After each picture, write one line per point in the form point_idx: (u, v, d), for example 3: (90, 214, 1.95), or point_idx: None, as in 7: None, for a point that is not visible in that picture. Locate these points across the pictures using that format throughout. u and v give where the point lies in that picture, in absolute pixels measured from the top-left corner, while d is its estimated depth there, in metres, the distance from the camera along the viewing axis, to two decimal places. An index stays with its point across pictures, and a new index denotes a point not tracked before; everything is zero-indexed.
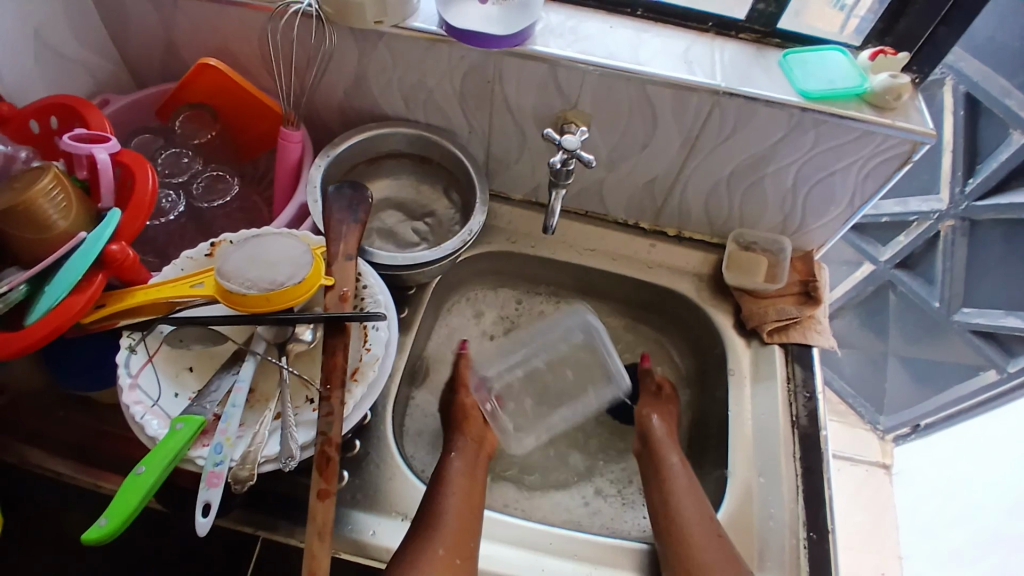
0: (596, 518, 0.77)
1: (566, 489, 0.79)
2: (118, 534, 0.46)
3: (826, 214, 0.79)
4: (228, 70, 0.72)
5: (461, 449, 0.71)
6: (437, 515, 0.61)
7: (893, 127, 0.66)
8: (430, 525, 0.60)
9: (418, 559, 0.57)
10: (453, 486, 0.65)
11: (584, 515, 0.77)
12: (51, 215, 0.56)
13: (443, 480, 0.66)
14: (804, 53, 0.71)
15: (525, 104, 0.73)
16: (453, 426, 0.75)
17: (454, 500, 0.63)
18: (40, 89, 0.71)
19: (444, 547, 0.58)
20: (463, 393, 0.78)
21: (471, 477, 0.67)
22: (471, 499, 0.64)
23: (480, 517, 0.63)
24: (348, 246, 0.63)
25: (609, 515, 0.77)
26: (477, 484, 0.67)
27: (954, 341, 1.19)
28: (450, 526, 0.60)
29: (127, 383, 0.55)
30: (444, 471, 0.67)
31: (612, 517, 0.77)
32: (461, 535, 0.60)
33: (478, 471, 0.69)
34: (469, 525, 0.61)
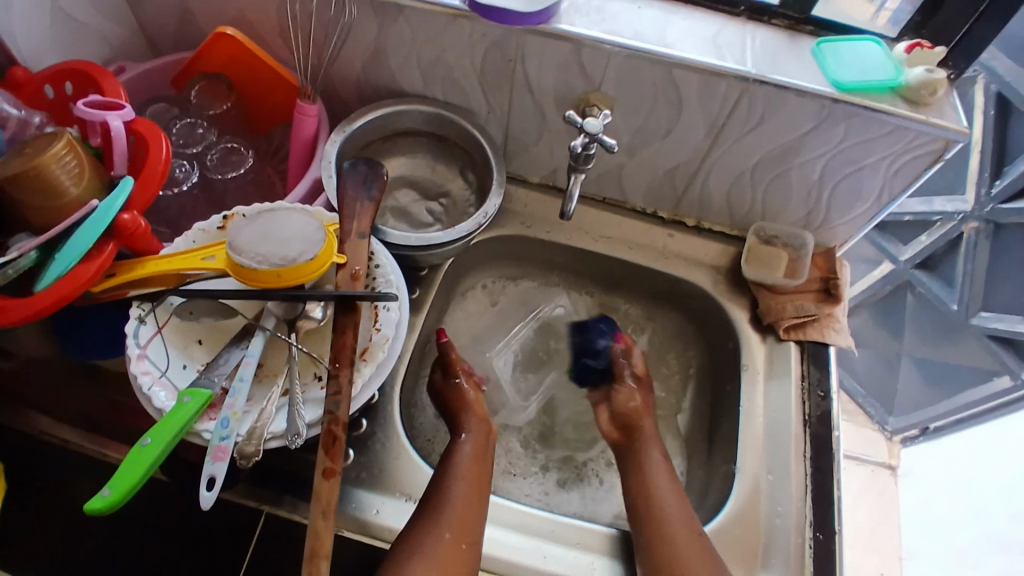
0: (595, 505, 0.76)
1: (572, 470, 0.79)
2: (122, 504, 0.46)
3: (851, 210, 0.77)
4: (245, 40, 0.71)
5: (468, 430, 0.69)
6: (441, 500, 0.60)
7: (927, 124, 0.63)
8: (437, 509, 0.59)
9: (422, 543, 0.57)
10: (462, 472, 0.64)
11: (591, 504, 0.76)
12: (62, 181, 0.56)
13: (452, 462, 0.65)
14: (838, 41, 0.69)
15: (546, 84, 0.71)
16: (452, 409, 0.72)
17: (462, 486, 0.62)
18: (54, 56, 0.70)
19: (451, 532, 0.58)
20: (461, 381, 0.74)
21: (479, 461, 0.66)
22: (478, 483, 0.63)
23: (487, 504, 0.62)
24: (362, 225, 0.62)
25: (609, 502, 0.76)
26: (484, 468, 0.66)
27: (970, 344, 1.17)
28: (456, 511, 0.60)
29: (136, 353, 0.55)
30: (452, 453, 0.66)
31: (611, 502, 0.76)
32: (466, 520, 0.59)
33: (487, 455, 0.68)
34: (476, 511, 0.61)
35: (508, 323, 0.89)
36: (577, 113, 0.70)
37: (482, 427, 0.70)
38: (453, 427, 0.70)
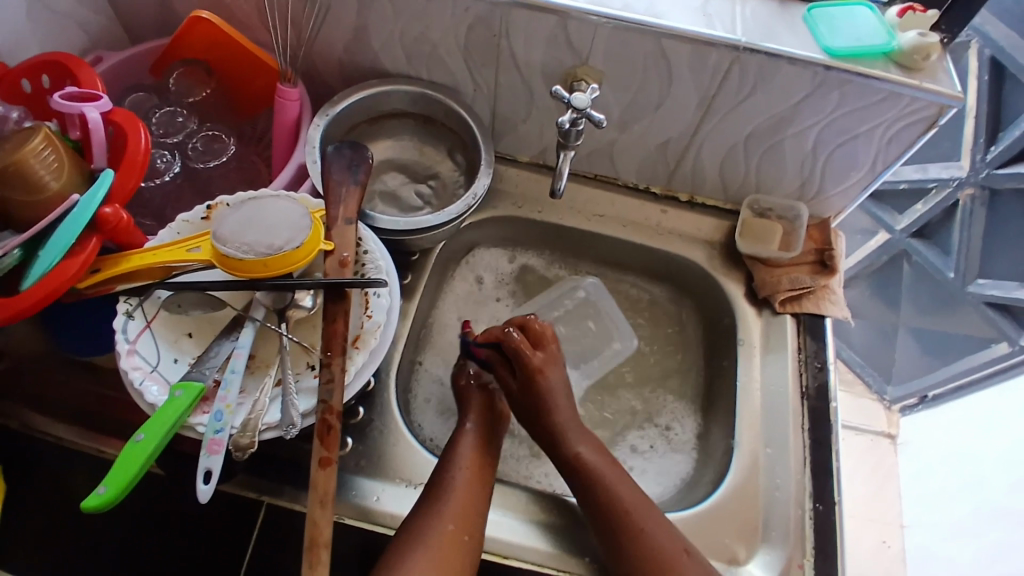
0: None
1: None
2: (119, 501, 0.46)
3: (846, 180, 0.76)
4: (220, 23, 0.69)
5: (472, 418, 0.69)
6: (441, 492, 0.60)
7: (920, 89, 0.62)
8: (439, 499, 0.59)
9: (421, 533, 0.57)
10: (463, 461, 0.63)
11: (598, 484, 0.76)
12: (42, 176, 0.55)
13: (453, 453, 0.64)
14: (830, 7, 0.67)
15: (533, 60, 0.69)
16: (462, 399, 0.72)
17: (464, 475, 0.62)
18: (32, 47, 0.68)
19: (452, 523, 0.58)
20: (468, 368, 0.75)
21: (482, 450, 0.66)
22: (481, 475, 0.63)
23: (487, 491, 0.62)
24: (349, 210, 0.61)
25: None
26: (487, 457, 0.66)
27: (968, 313, 1.17)
28: (456, 500, 0.59)
29: (126, 349, 0.54)
30: (456, 441, 0.66)
31: None
32: (468, 509, 0.59)
33: (491, 444, 0.67)
34: (476, 501, 0.60)
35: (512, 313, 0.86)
36: (565, 89, 0.68)
37: (488, 417, 0.70)
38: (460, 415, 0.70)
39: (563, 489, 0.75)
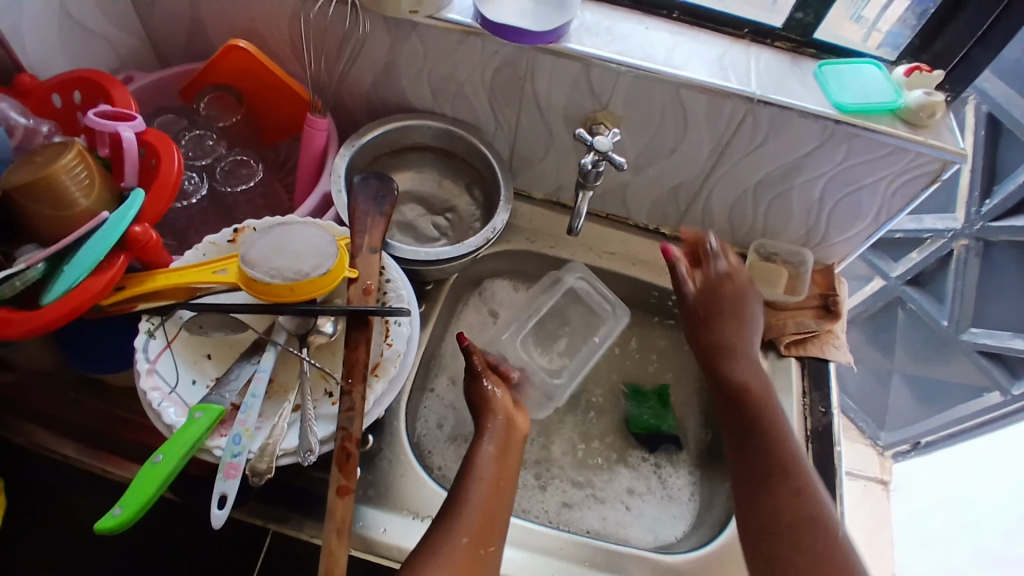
0: (606, 524, 0.75)
1: (574, 482, 0.79)
2: (134, 522, 0.46)
3: (850, 229, 0.78)
4: (255, 52, 0.71)
5: (491, 431, 0.65)
6: (457, 504, 0.58)
7: (925, 145, 0.65)
8: (452, 512, 0.58)
9: (439, 544, 0.55)
10: (481, 472, 0.61)
11: (613, 522, 0.75)
12: (72, 192, 0.55)
13: (471, 465, 0.62)
14: (839, 64, 0.71)
15: (555, 102, 0.72)
16: (477, 408, 0.68)
17: (481, 487, 0.60)
18: (63, 64, 0.70)
19: (466, 537, 0.56)
20: (489, 383, 0.69)
21: (503, 462, 0.63)
22: (500, 487, 0.61)
23: (504, 504, 0.60)
24: (373, 239, 0.63)
25: (617, 522, 0.75)
26: (508, 468, 0.63)
27: (961, 360, 1.18)
28: (473, 512, 0.58)
29: (145, 368, 0.55)
30: (474, 453, 0.63)
31: (621, 524, 0.75)
32: (485, 522, 0.57)
33: (511, 458, 0.64)
34: (494, 513, 0.59)
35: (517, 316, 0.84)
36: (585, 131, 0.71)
37: (507, 428, 0.66)
38: (476, 429, 0.66)
39: (576, 525, 0.75)
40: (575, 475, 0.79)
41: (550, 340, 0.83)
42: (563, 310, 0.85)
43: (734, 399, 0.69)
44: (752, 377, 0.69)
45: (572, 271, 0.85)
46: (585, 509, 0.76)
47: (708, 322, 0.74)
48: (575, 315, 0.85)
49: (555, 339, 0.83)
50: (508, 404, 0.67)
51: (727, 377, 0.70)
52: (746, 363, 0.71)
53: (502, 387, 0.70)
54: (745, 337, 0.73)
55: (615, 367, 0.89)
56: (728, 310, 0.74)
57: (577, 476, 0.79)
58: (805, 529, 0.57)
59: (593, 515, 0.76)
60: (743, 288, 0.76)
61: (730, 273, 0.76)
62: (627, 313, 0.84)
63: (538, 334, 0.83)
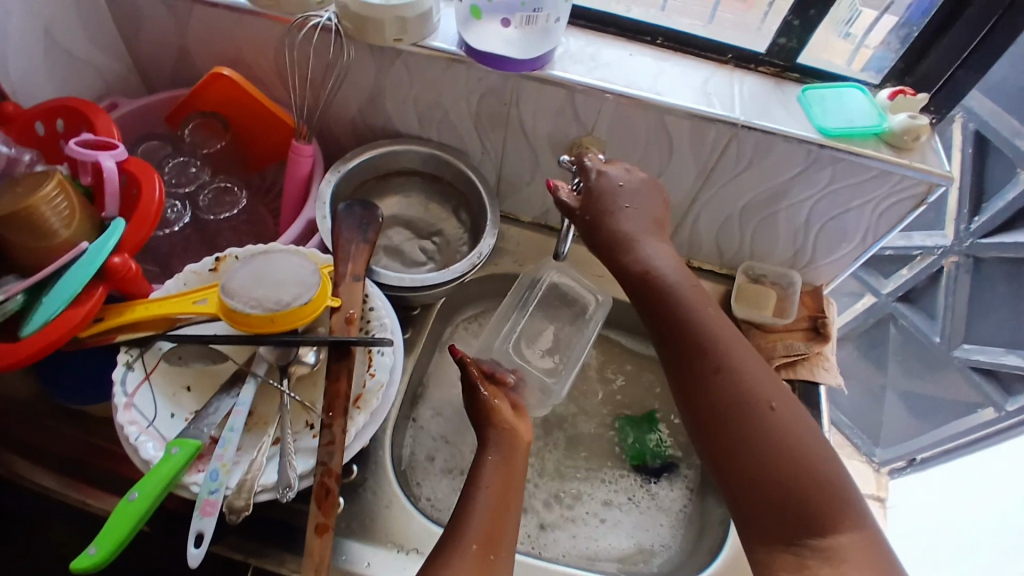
0: (572, 540, 0.75)
1: (540, 495, 0.78)
2: (109, 562, 0.45)
3: (837, 251, 0.78)
4: (242, 81, 0.71)
5: (495, 442, 0.61)
6: (463, 516, 0.55)
7: (910, 168, 0.65)
8: (458, 526, 0.55)
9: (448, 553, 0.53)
10: (487, 480, 0.58)
11: (584, 537, 0.75)
12: (52, 224, 0.55)
13: (476, 477, 0.59)
14: (823, 88, 0.71)
15: (541, 128, 0.72)
16: (480, 419, 0.64)
17: (488, 495, 0.57)
18: (49, 90, 0.69)
19: (475, 542, 0.54)
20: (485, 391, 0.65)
21: (510, 468, 0.59)
22: (508, 495, 0.58)
23: (514, 510, 0.57)
24: (357, 267, 0.62)
25: (583, 536, 0.75)
26: (516, 476, 0.59)
27: (954, 376, 1.18)
28: (480, 521, 0.55)
29: (123, 402, 0.54)
30: (477, 467, 0.59)
31: (586, 538, 0.75)
32: (493, 528, 0.55)
33: (518, 463, 0.60)
34: (504, 520, 0.56)
35: (500, 323, 0.80)
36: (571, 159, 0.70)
37: (512, 438, 0.62)
38: (479, 443, 0.62)
39: (538, 545, 0.74)
40: (546, 487, 0.79)
41: (540, 338, 0.79)
42: (552, 303, 0.82)
43: (647, 293, 0.62)
44: (660, 263, 0.63)
45: (549, 268, 0.83)
46: (559, 530, 0.75)
47: (593, 235, 0.66)
48: (561, 311, 0.82)
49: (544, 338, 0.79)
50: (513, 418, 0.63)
51: (632, 270, 0.63)
52: (651, 253, 0.64)
53: (502, 397, 0.66)
54: (651, 235, 0.65)
55: (605, 390, 0.87)
56: (615, 205, 0.65)
57: (551, 496, 0.78)
58: (759, 425, 0.54)
59: (566, 535, 0.75)
60: (631, 184, 0.66)
61: (616, 187, 0.66)
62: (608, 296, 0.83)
63: (526, 337, 0.79)
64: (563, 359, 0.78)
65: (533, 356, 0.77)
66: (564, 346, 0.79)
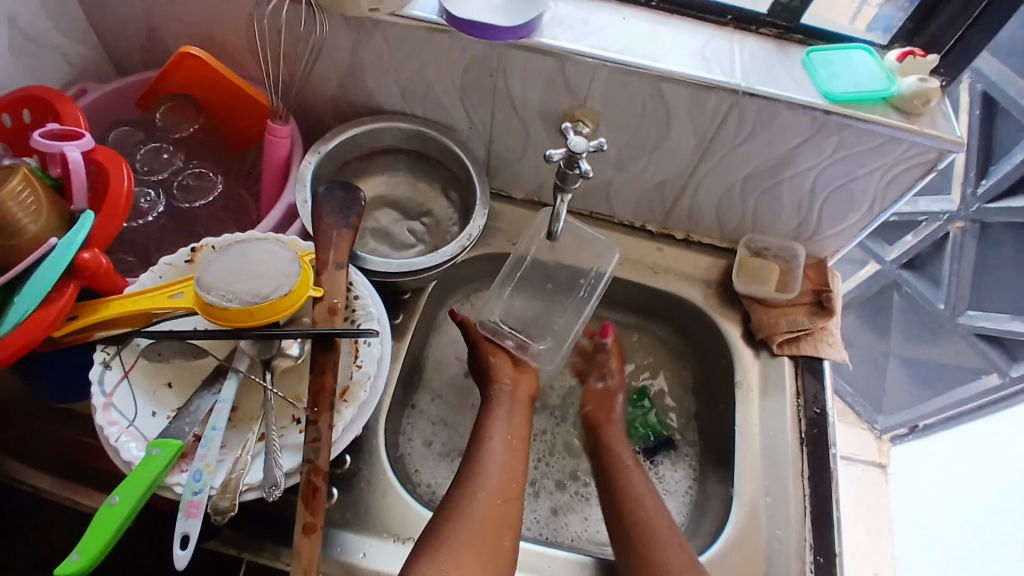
0: (565, 532, 0.73)
1: (549, 474, 0.77)
2: (92, 569, 0.44)
3: (843, 221, 0.75)
4: (210, 59, 0.67)
5: (497, 397, 0.69)
6: (475, 467, 0.62)
7: (919, 135, 0.62)
8: (473, 477, 0.61)
9: (460, 505, 0.58)
10: (493, 431, 0.65)
11: (583, 524, 0.73)
12: (20, 219, 0.52)
13: (484, 427, 0.66)
14: (827, 51, 0.67)
15: (531, 100, 0.68)
16: (481, 378, 0.72)
17: (498, 442, 0.64)
18: (16, 79, 0.66)
19: (486, 491, 0.59)
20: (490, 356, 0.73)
21: (518, 425, 0.67)
22: (516, 447, 0.65)
23: (521, 458, 0.64)
24: (339, 254, 0.60)
25: (578, 528, 0.73)
26: (520, 428, 0.67)
27: (957, 342, 1.16)
28: (492, 474, 0.61)
29: (101, 403, 0.52)
30: (486, 420, 0.67)
31: (582, 530, 0.73)
32: (504, 480, 0.61)
33: (520, 416, 0.68)
34: (514, 471, 0.62)
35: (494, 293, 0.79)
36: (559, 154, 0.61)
37: (511, 393, 0.70)
38: (484, 400, 0.70)
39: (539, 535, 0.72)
40: (547, 470, 0.77)
41: (530, 305, 0.80)
42: (533, 273, 0.80)
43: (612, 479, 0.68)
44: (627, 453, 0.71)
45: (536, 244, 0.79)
46: (570, 513, 0.74)
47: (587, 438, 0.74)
48: (539, 281, 0.80)
49: (535, 311, 0.80)
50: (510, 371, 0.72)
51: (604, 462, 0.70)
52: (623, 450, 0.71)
53: (502, 355, 0.74)
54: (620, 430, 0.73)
55: None
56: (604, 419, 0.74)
57: (566, 476, 0.77)
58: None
59: (577, 518, 0.74)
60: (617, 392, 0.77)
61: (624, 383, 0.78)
62: (614, 247, 0.80)
63: (524, 310, 0.79)
64: (558, 330, 0.79)
65: (521, 324, 0.78)
66: (549, 317, 0.80)
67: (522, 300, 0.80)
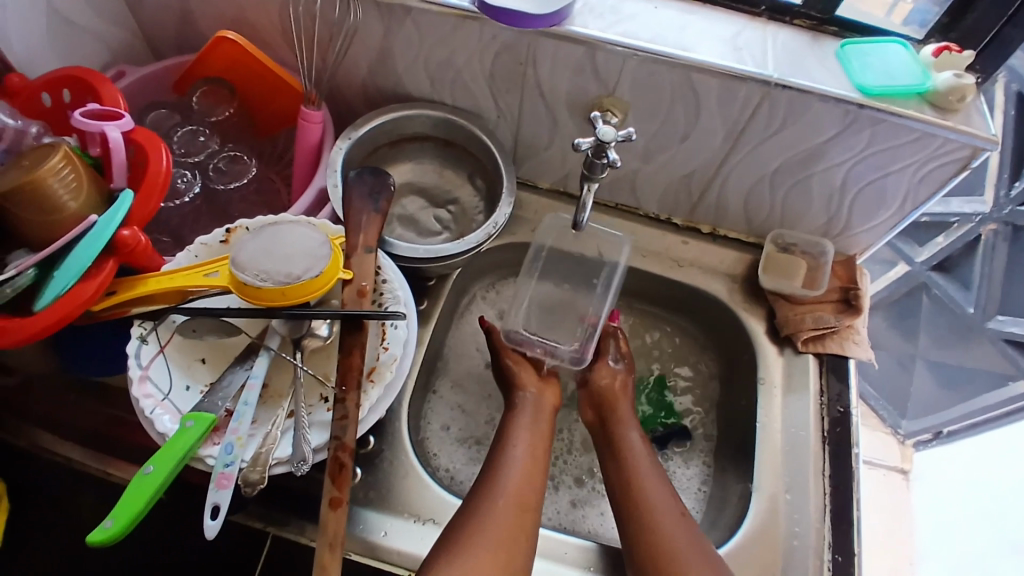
0: (581, 524, 0.73)
1: (566, 467, 0.77)
2: (125, 535, 0.46)
3: (874, 217, 0.74)
4: (245, 43, 0.68)
5: (521, 405, 0.69)
6: (495, 474, 0.61)
7: (954, 131, 0.61)
8: (494, 479, 0.60)
9: (480, 510, 0.58)
10: (517, 438, 0.65)
11: (599, 517, 0.74)
12: (60, 196, 0.54)
13: (507, 433, 0.65)
14: (863, 43, 0.66)
15: (559, 88, 0.68)
16: (506, 384, 0.72)
17: (521, 451, 0.63)
18: (51, 61, 0.68)
19: (505, 497, 0.59)
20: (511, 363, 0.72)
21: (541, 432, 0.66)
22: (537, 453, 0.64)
23: (541, 468, 0.63)
24: (368, 238, 0.60)
25: (594, 522, 0.73)
26: (543, 437, 0.66)
27: (985, 347, 1.13)
28: (513, 479, 0.60)
29: (138, 375, 0.54)
30: (508, 424, 0.67)
31: (598, 524, 0.73)
32: (522, 486, 0.60)
33: (544, 423, 0.67)
34: (533, 480, 0.61)
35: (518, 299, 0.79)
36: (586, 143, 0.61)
37: (536, 400, 0.69)
38: (507, 406, 0.69)
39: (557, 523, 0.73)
40: (564, 461, 0.77)
41: (552, 300, 0.79)
42: (553, 268, 0.81)
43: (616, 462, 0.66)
44: (634, 438, 0.67)
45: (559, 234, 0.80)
46: (588, 507, 0.75)
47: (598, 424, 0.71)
48: (562, 271, 0.81)
49: (556, 306, 0.79)
50: (536, 378, 0.71)
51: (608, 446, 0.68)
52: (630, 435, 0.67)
53: (525, 364, 0.73)
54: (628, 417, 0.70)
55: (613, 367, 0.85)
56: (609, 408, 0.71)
57: (583, 473, 0.77)
58: None
59: (594, 511, 0.74)
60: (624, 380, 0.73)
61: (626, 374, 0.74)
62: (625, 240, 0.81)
63: (546, 308, 0.78)
64: (578, 335, 0.77)
65: (541, 325, 0.77)
66: (569, 308, 0.79)
67: (542, 297, 0.79)
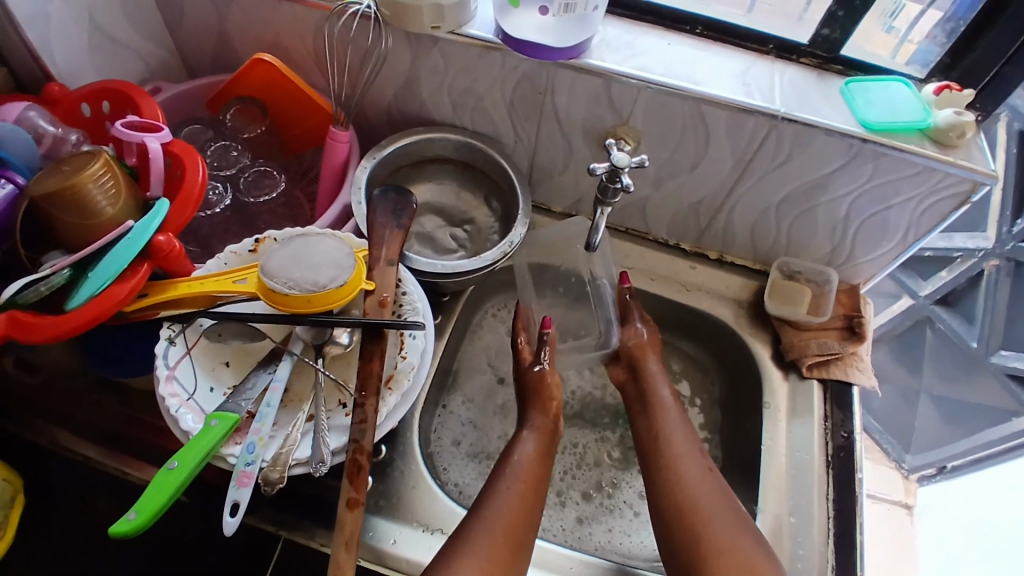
0: (587, 542, 0.74)
1: (575, 483, 0.78)
2: (148, 527, 0.47)
3: (877, 248, 0.76)
4: (282, 67, 0.72)
5: (533, 426, 0.71)
6: (485, 505, 0.61)
7: (954, 165, 0.63)
8: (482, 508, 0.61)
9: (468, 537, 0.58)
10: (523, 474, 0.65)
11: (604, 535, 0.74)
12: (98, 201, 0.57)
13: (511, 462, 0.66)
14: (867, 82, 0.69)
15: (574, 115, 0.72)
16: (526, 397, 0.74)
17: (518, 485, 0.64)
18: (91, 73, 0.71)
19: (495, 530, 0.59)
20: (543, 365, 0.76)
21: (541, 462, 0.67)
22: (534, 486, 0.64)
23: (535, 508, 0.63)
24: (391, 252, 0.63)
25: (601, 539, 0.74)
26: (538, 475, 0.66)
27: (987, 381, 1.14)
28: (503, 509, 0.61)
29: (164, 375, 0.56)
30: (514, 451, 0.68)
31: (603, 541, 0.74)
32: (511, 519, 0.60)
33: (546, 463, 0.68)
34: (526, 513, 0.62)
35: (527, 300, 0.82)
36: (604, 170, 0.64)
37: (548, 424, 0.71)
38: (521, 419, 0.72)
39: (562, 539, 0.74)
40: (572, 476, 0.78)
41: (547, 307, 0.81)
42: (545, 278, 0.82)
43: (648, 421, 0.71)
44: (663, 390, 0.73)
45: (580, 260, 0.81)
46: (595, 523, 0.75)
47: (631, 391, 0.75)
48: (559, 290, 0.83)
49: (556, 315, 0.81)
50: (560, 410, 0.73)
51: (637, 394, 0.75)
52: (659, 387, 0.74)
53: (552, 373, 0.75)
54: (658, 380, 0.74)
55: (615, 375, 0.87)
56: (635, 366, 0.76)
57: (591, 487, 0.78)
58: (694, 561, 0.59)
59: (602, 529, 0.75)
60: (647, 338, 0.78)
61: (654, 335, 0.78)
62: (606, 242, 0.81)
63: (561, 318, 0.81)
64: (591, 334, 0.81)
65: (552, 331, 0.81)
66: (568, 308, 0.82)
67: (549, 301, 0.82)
